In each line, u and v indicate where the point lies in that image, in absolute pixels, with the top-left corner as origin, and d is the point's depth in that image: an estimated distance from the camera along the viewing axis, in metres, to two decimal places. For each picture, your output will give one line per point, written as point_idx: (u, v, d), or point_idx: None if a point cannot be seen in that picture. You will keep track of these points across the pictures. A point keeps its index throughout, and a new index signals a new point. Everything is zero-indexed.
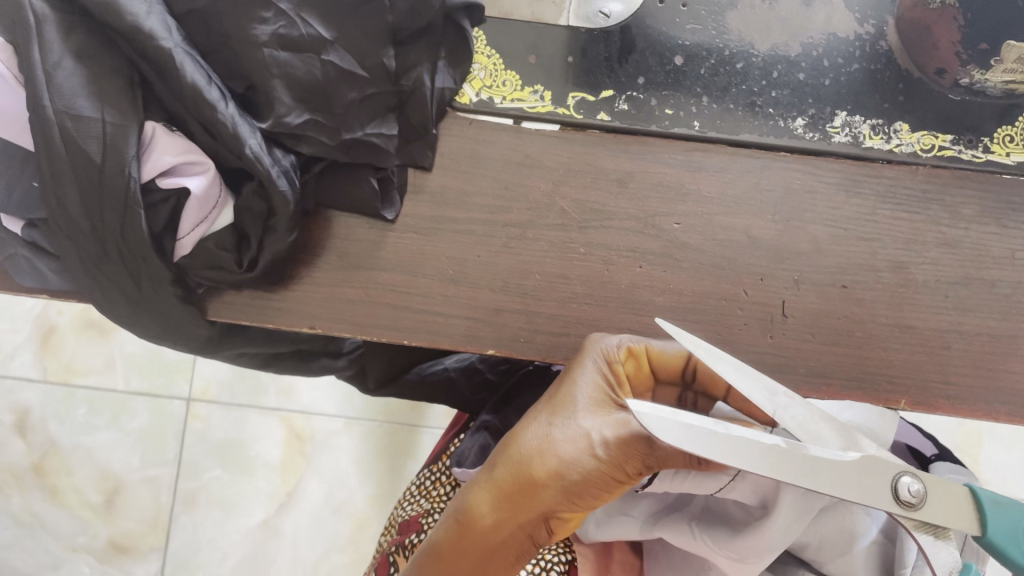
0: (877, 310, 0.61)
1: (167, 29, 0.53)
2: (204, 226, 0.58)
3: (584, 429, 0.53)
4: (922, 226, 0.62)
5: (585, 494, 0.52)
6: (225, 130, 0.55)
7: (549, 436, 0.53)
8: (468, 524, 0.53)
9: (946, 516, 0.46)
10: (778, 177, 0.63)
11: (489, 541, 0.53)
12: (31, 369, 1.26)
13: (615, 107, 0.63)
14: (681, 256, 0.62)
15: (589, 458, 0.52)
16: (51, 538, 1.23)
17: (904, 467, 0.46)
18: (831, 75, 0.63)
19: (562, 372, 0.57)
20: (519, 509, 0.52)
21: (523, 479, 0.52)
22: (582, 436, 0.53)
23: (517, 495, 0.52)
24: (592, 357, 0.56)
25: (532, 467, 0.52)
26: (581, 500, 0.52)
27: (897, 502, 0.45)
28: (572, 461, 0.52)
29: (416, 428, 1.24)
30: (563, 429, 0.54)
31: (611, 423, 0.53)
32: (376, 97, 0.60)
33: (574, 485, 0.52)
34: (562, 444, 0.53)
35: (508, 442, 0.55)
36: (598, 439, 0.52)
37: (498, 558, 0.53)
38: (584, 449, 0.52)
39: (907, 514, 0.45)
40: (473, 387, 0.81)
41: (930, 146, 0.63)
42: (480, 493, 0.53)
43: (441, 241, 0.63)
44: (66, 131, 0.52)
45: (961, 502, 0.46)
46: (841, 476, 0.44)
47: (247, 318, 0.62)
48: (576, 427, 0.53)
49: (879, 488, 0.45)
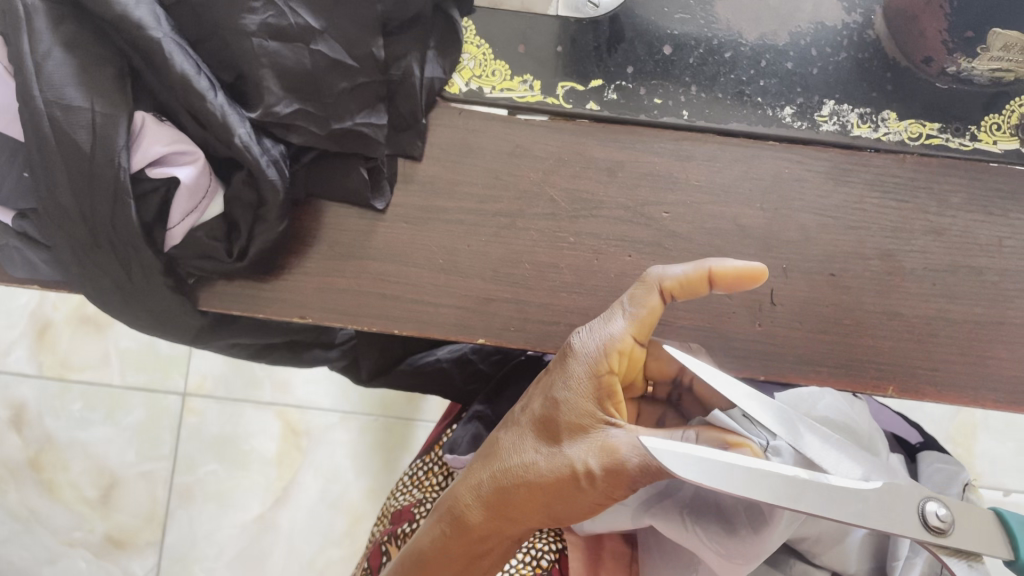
0: (865, 297, 0.62)
1: (156, 19, 0.54)
2: (193, 217, 0.58)
3: (570, 457, 0.51)
4: (910, 214, 0.63)
5: (569, 514, 0.53)
6: (215, 120, 0.55)
7: (533, 461, 0.53)
8: (457, 538, 0.54)
9: (975, 542, 0.47)
10: (767, 165, 0.63)
11: (474, 549, 0.55)
12: (28, 364, 1.26)
13: (605, 97, 0.63)
14: (671, 244, 0.62)
15: (573, 486, 0.51)
16: (48, 533, 1.23)
17: (928, 492, 0.47)
18: (819, 64, 0.63)
19: (548, 381, 0.55)
20: (505, 525, 0.54)
21: (506, 497, 0.53)
22: (567, 464, 0.51)
23: (504, 514, 0.54)
24: (579, 371, 0.54)
25: (518, 491, 0.53)
26: (567, 518, 0.53)
27: (927, 530, 0.46)
28: (558, 487, 0.52)
29: (411, 422, 1.24)
30: (548, 455, 0.53)
31: (596, 448, 0.51)
32: (365, 87, 0.60)
33: (558, 508, 0.52)
34: (548, 470, 0.52)
35: (497, 458, 0.54)
36: (582, 469, 0.51)
37: (486, 559, 0.56)
38: (568, 477, 0.51)
39: (940, 542, 0.46)
40: (464, 377, 0.81)
41: (918, 134, 0.63)
42: (466, 500, 0.54)
43: (432, 230, 0.63)
44: (55, 121, 0.53)
45: (987, 528, 0.48)
46: (866, 504, 0.46)
47: (237, 309, 0.63)
48: (564, 455, 0.52)
49: (907, 512, 0.46)
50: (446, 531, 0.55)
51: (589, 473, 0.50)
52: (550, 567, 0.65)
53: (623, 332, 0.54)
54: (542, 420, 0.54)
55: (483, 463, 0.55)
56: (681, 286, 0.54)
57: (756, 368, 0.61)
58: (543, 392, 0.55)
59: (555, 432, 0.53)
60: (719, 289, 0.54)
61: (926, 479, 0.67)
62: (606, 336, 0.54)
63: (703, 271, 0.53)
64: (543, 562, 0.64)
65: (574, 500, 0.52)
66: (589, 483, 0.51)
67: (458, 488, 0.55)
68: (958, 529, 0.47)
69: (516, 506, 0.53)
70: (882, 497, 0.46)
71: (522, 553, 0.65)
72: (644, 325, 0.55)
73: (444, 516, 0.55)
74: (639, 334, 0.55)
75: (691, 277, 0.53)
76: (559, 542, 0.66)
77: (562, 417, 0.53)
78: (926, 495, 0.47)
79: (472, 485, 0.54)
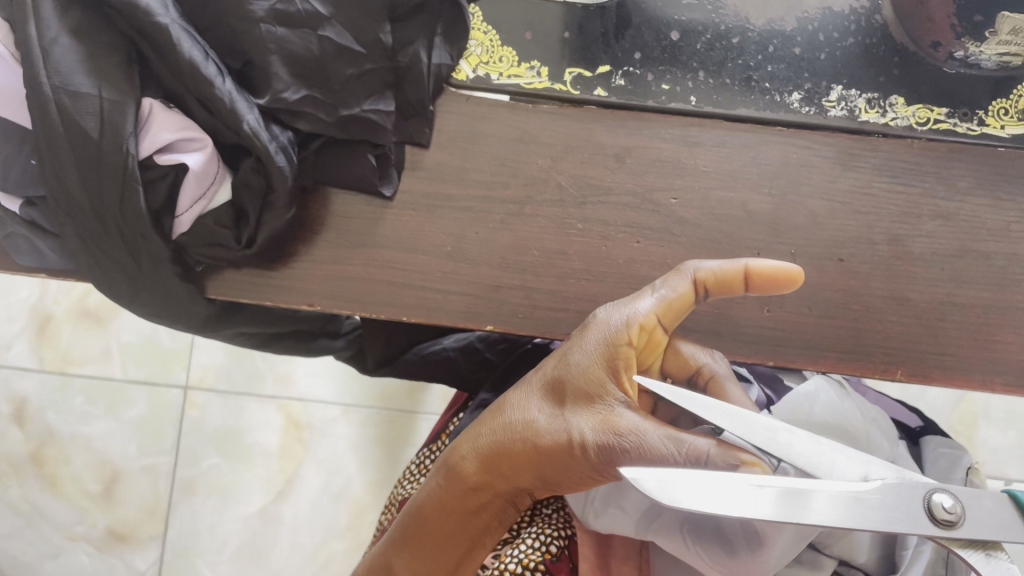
0: (874, 282, 0.62)
1: (164, 6, 0.53)
2: (202, 204, 0.58)
3: (571, 424, 0.52)
4: (918, 199, 0.63)
5: (561, 479, 0.53)
6: (223, 106, 0.55)
7: (531, 420, 0.54)
8: (450, 489, 0.56)
9: (991, 529, 0.45)
10: (775, 151, 0.63)
11: (466, 504, 0.56)
12: (29, 359, 1.26)
13: (612, 83, 0.63)
14: (679, 230, 0.62)
15: (567, 453, 0.52)
16: (51, 527, 1.23)
17: (934, 484, 0.45)
18: (826, 49, 0.63)
19: (565, 346, 0.55)
20: (498, 482, 0.55)
21: (501, 452, 0.54)
22: (566, 431, 0.52)
23: (498, 470, 0.54)
24: (595, 338, 0.53)
25: (513, 447, 0.53)
26: (560, 484, 0.54)
27: (935, 524, 0.44)
28: (552, 452, 0.52)
29: (413, 414, 1.24)
30: (549, 417, 0.53)
31: (598, 420, 0.51)
32: (373, 73, 0.60)
33: (549, 470, 0.53)
34: (546, 433, 0.52)
35: (500, 414, 0.55)
36: (578, 439, 0.51)
37: (480, 522, 0.57)
38: (563, 445, 0.52)
39: (952, 535, 0.45)
40: (472, 367, 0.81)
41: (925, 119, 0.63)
42: (465, 453, 0.56)
43: (440, 217, 0.63)
44: (63, 107, 0.52)
45: (1005, 512, 0.46)
46: (865, 505, 0.44)
47: (246, 297, 0.63)
48: (564, 420, 0.52)
49: (909, 510, 0.45)
50: (442, 484, 0.57)
51: (585, 443, 0.51)
52: (560, 553, 0.64)
53: (649, 310, 0.54)
54: (554, 381, 0.54)
55: (487, 417, 0.56)
56: (716, 280, 0.53)
57: (764, 353, 0.61)
58: (557, 354, 0.55)
59: (564, 396, 0.53)
60: (754, 291, 0.53)
61: (932, 464, 0.68)
62: (631, 310, 0.54)
63: (740, 268, 0.53)
64: (552, 548, 0.64)
65: (566, 467, 0.52)
66: (581, 453, 0.51)
67: (460, 441, 0.57)
68: (969, 520, 0.45)
69: (510, 462, 0.54)
70: (882, 497, 0.44)
71: (530, 540, 0.64)
72: (671, 308, 0.54)
73: (442, 468, 0.57)
74: (664, 315, 0.54)
75: (727, 273, 0.53)
76: (567, 528, 0.66)
77: (572, 384, 0.53)
78: (931, 488, 0.45)
79: (472, 438, 0.56)
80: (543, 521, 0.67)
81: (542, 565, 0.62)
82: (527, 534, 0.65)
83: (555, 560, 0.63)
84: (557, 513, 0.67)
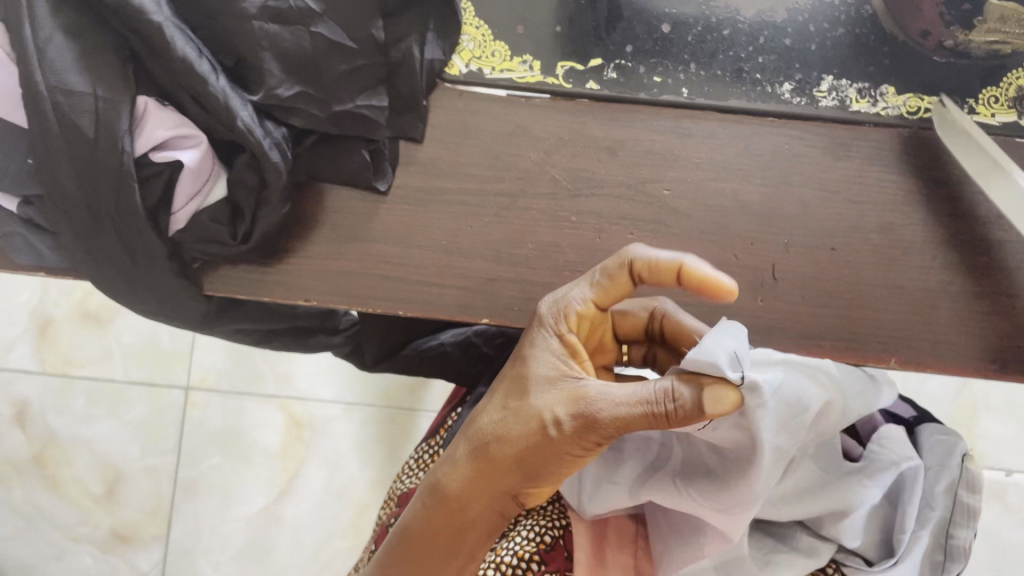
0: (865, 271, 0.62)
1: (156, 4, 0.54)
2: (197, 201, 0.59)
3: (539, 410, 0.53)
4: (909, 188, 0.63)
5: (543, 468, 0.53)
6: (216, 103, 0.55)
7: (502, 418, 0.55)
8: (437, 507, 0.56)
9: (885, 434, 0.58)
10: (765, 142, 0.63)
11: (455, 520, 0.56)
12: (31, 360, 1.27)
13: (604, 76, 0.64)
14: (672, 222, 0.62)
15: (543, 436, 0.53)
16: (53, 528, 1.24)
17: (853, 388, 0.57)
18: (816, 40, 0.63)
19: (517, 348, 0.59)
20: (484, 488, 0.55)
21: (482, 456, 0.55)
22: (537, 416, 0.53)
23: (480, 475, 0.55)
24: (546, 332, 0.57)
25: (491, 447, 0.54)
26: (543, 476, 0.54)
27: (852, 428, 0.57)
28: (530, 440, 0.53)
29: (414, 412, 1.23)
30: (518, 409, 0.55)
31: (564, 397, 0.53)
32: (366, 69, 0.60)
33: (530, 459, 0.53)
34: (517, 423, 0.54)
35: (472, 426, 0.57)
36: (551, 417, 0.52)
37: (471, 538, 0.56)
38: (537, 429, 0.53)
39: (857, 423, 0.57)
40: (469, 360, 0.80)
41: (917, 108, 0.63)
42: (449, 471, 0.56)
43: (434, 212, 0.63)
44: (58, 106, 0.53)
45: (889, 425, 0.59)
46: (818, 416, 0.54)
47: (242, 292, 0.63)
48: (532, 407, 0.54)
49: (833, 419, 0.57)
50: (427, 502, 0.56)
51: (558, 421, 0.52)
52: (554, 543, 0.64)
53: (585, 299, 0.58)
54: (513, 380, 0.57)
55: (461, 435, 0.57)
56: (650, 268, 0.55)
57: (757, 343, 0.61)
58: (511, 360, 0.59)
59: (522, 393, 0.55)
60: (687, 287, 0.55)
61: (927, 452, 0.67)
62: (569, 300, 0.57)
63: (675, 265, 0.54)
64: (547, 539, 0.64)
65: (547, 451, 0.53)
66: (558, 433, 0.52)
67: (438, 465, 0.57)
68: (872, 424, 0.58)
69: (491, 464, 0.54)
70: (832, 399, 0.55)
71: (524, 532, 0.65)
72: (609, 293, 0.57)
73: (426, 489, 0.57)
74: (602, 300, 0.58)
75: (663, 265, 0.55)
76: (562, 519, 0.66)
77: (532, 375, 0.56)
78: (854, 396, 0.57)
79: (450, 458, 0.57)
80: (539, 516, 0.67)
81: (537, 556, 0.62)
82: (523, 528, 0.65)
83: (549, 550, 0.63)
84: (553, 505, 0.68)
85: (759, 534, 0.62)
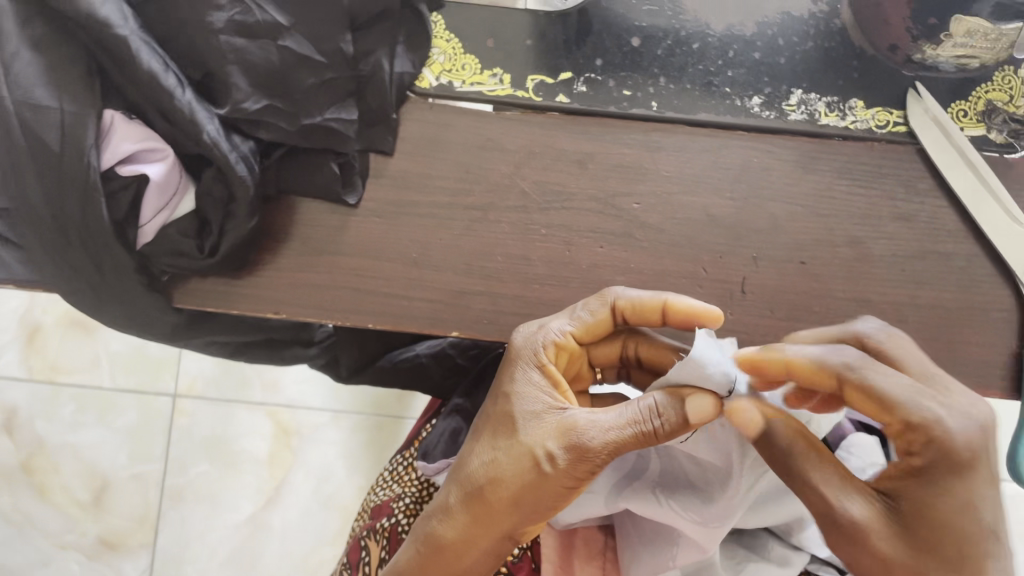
0: (833, 284, 0.62)
1: (123, 17, 0.53)
2: (165, 214, 0.59)
3: (530, 448, 0.52)
4: (877, 201, 0.63)
5: (535, 505, 0.52)
6: (182, 117, 0.55)
7: (492, 458, 0.54)
8: (433, 556, 0.55)
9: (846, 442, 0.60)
10: (736, 154, 0.63)
11: (453, 567, 0.55)
12: (18, 368, 1.27)
13: (574, 89, 0.64)
14: (641, 235, 0.62)
15: (536, 473, 0.52)
16: (41, 536, 1.23)
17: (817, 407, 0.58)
18: (785, 53, 0.65)
19: (495, 382, 0.58)
20: (481, 534, 0.54)
21: (474, 502, 0.54)
22: (528, 453, 0.52)
23: (476, 521, 0.54)
24: (525, 365, 0.56)
25: (483, 492, 0.53)
26: (538, 512, 0.53)
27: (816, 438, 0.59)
28: (523, 479, 0.52)
29: (400, 420, 1.24)
30: (507, 448, 0.54)
31: (553, 432, 0.52)
32: (335, 82, 0.60)
33: (524, 499, 0.52)
34: (506, 462, 0.53)
35: (460, 469, 0.55)
36: (543, 453, 0.52)
37: None
38: (529, 466, 0.52)
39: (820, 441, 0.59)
40: (444, 371, 0.81)
41: (884, 122, 0.64)
42: (440, 515, 0.55)
43: (403, 225, 0.63)
44: (25, 122, 0.53)
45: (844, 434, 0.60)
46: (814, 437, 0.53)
47: (212, 305, 0.63)
48: (521, 444, 0.53)
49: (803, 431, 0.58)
50: (421, 551, 0.55)
51: (551, 457, 0.51)
52: (522, 554, 0.65)
53: (567, 332, 0.57)
54: (497, 418, 0.56)
55: (450, 479, 0.56)
56: (634, 307, 0.56)
57: None
58: (491, 397, 0.58)
59: (509, 429, 0.54)
60: (670, 323, 0.57)
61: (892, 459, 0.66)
62: (548, 332, 0.57)
63: (658, 302, 0.56)
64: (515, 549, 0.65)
65: (542, 488, 0.52)
66: (552, 468, 0.51)
67: (430, 512, 0.56)
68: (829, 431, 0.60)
69: (486, 510, 0.53)
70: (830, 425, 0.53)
71: None
72: (589, 329, 0.57)
73: (419, 536, 0.56)
74: (582, 334, 0.58)
75: (647, 304, 0.56)
76: None
77: (517, 411, 0.55)
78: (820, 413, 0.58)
79: (440, 504, 0.56)
80: None
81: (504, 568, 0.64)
82: None
83: (517, 561, 0.65)
84: None
85: (729, 542, 0.62)
